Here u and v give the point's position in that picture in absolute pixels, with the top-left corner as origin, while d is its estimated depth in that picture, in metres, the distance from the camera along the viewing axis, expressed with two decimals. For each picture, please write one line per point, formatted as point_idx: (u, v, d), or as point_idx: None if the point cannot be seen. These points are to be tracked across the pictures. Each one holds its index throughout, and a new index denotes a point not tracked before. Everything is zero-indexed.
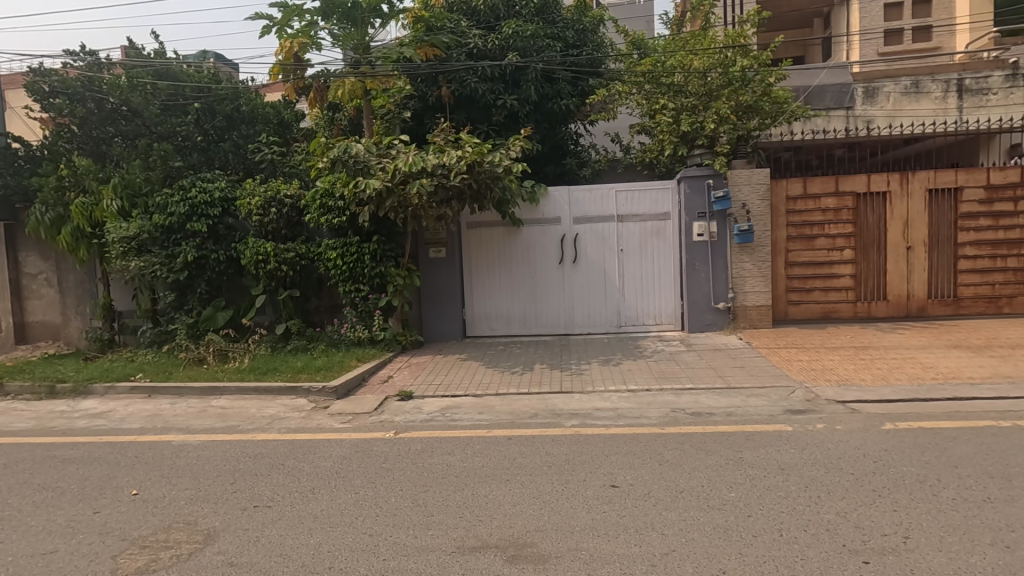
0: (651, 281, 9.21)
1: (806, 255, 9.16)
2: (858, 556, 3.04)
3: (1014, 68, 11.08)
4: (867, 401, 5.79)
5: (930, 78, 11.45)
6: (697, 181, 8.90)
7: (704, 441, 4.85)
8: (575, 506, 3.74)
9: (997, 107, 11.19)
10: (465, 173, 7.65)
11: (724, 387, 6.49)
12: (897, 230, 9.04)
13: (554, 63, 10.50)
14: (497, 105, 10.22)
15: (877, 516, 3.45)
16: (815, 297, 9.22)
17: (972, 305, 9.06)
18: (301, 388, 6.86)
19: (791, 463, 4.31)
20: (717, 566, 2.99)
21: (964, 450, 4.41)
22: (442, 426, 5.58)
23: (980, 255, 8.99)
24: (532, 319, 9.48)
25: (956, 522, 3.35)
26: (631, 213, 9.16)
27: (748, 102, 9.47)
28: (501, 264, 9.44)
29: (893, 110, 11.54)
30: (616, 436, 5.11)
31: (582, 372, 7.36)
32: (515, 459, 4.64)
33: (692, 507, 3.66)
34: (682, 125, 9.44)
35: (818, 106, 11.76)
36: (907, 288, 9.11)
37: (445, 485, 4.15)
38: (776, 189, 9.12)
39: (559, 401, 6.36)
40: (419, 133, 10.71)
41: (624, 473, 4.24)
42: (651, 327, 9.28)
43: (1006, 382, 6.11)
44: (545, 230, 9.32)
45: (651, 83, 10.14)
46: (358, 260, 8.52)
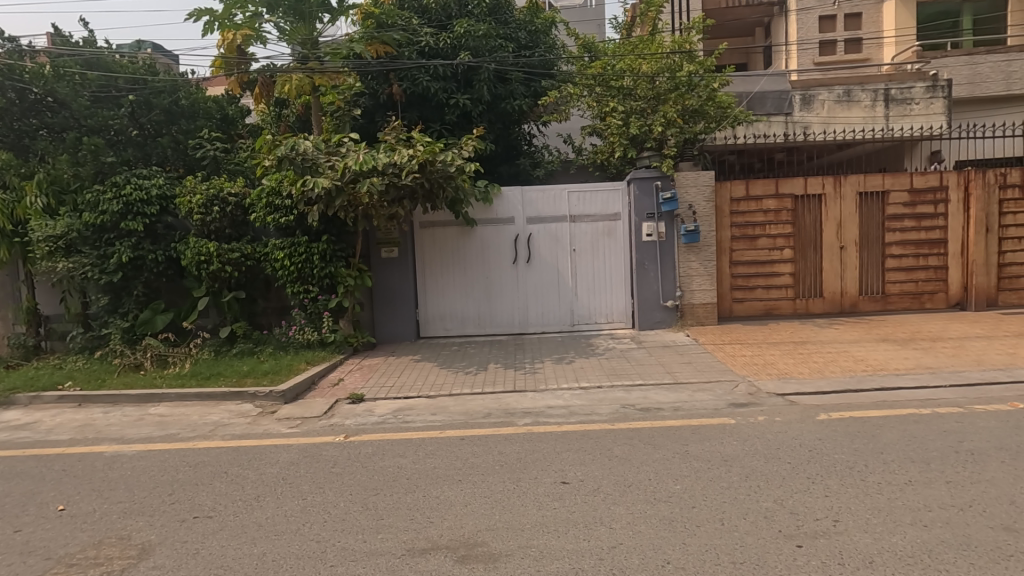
0: (603, 281, 9.39)
1: (748, 255, 9.56)
2: (792, 540, 3.20)
3: (933, 80, 11.91)
4: (804, 394, 6.08)
5: (860, 87, 12.08)
6: (645, 182, 9.14)
7: (652, 436, 4.99)
8: (526, 504, 3.77)
9: (919, 116, 12.01)
10: (416, 172, 7.55)
11: (671, 383, 6.69)
12: (831, 230, 9.55)
13: (507, 64, 10.47)
14: (450, 105, 10.19)
15: (810, 502, 3.64)
16: (758, 295, 9.63)
17: (898, 301, 9.66)
18: (246, 393, 6.62)
19: (733, 454, 4.49)
20: (662, 558, 3.08)
21: (889, 437, 4.71)
22: (394, 429, 5.51)
23: (905, 254, 9.59)
24: (487, 319, 9.49)
25: (881, 504, 3.57)
26: (583, 213, 9.31)
27: (694, 106, 9.73)
28: (455, 264, 9.41)
29: (827, 118, 12.09)
30: (567, 433, 5.18)
31: (536, 371, 7.42)
32: (468, 459, 4.64)
33: (639, 501, 3.76)
34: (631, 128, 9.60)
35: (759, 112, 12.15)
36: (841, 285, 9.63)
37: (396, 488, 4.10)
38: (720, 191, 9.47)
39: (512, 400, 6.39)
40: (370, 130, 10.58)
41: (574, 469, 4.31)
42: (603, 325, 9.45)
43: (927, 373, 6.57)
44: (498, 230, 9.35)
45: (601, 86, 10.30)
46: (306, 260, 8.31)
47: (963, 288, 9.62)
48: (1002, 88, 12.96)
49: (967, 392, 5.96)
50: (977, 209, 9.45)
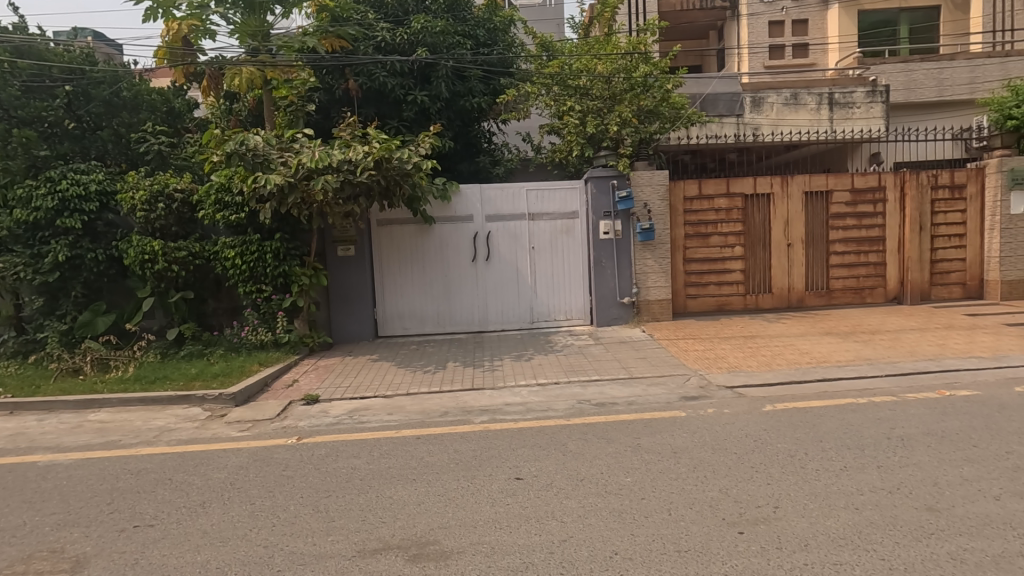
0: (561, 278, 9.50)
1: (701, 252, 9.84)
2: (735, 527, 3.33)
3: (872, 85, 12.54)
4: (752, 386, 6.31)
5: (806, 91, 12.56)
6: (602, 181, 9.28)
7: (606, 430, 5.09)
8: (479, 501, 3.80)
9: (860, 120, 12.60)
10: (372, 169, 7.44)
11: (627, 378, 6.83)
12: (779, 228, 9.92)
13: (465, 61, 10.43)
14: (407, 101, 10.13)
15: (753, 490, 3.79)
16: (710, 291, 9.92)
17: (841, 296, 10.13)
18: (194, 397, 6.40)
19: (683, 446, 4.63)
20: (610, 549, 3.14)
21: (829, 426, 4.94)
22: (349, 429, 5.44)
23: (847, 251, 10.04)
24: (446, 317, 9.46)
25: (818, 490, 3.75)
26: (541, 211, 9.38)
27: (649, 107, 9.78)
28: (413, 263, 9.34)
29: (776, 120, 12.52)
30: (523, 430, 5.22)
31: (495, 369, 7.45)
32: (423, 458, 4.62)
33: (591, 494, 3.83)
34: (588, 127, 9.66)
35: (711, 113, 12.48)
36: (788, 281, 10.02)
37: (349, 489, 4.05)
38: (674, 190, 9.70)
39: (469, 398, 6.39)
40: (325, 126, 10.56)
41: (529, 465, 4.36)
42: (561, 322, 9.55)
43: (865, 364, 6.92)
44: (456, 228, 9.33)
45: (559, 86, 10.23)
46: (258, 259, 8.09)
47: (900, 283, 10.15)
48: (934, 94, 13.71)
49: (900, 381, 6.32)
50: (912, 209, 9.98)
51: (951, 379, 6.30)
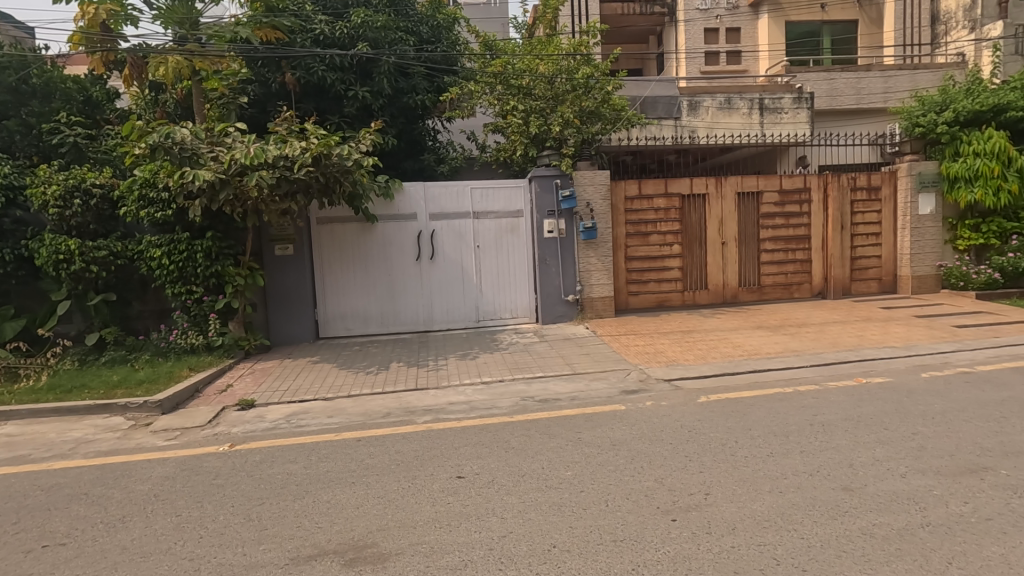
0: (507, 277, 9.53)
1: (641, 251, 10.16)
2: (669, 515, 3.44)
3: (799, 92, 13.26)
4: (688, 379, 6.56)
5: (739, 96, 13.14)
6: (546, 181, 9.39)
7: (549, 426, 5.15)
8: (420, 501, 3.76)
9: (788, 124, 13.30)
10: (310, 165, 7.19)
11: (570, 374, 6.95)
12: (714, 228, 10.35)
13: (408, 58, 10.27)
14: (348, 96, 9.91)
15: (686, 478, 3.94)
16: (651, 288, 10.25)
17: (772, 291, 10.67)
18: (116, 405, 6.02)
19: (622, 439, 4.75)
20: (549, 542, 3.19)
21: (758, 415, 5.20)
22: (286, 434, 5.26)
23: (776, 249, 10.59)
24: (390, 317, 9.32)
25: (746, 476, 3.94)
26: (486, 210, 9.38)
27: (590, 108, 9.92)
28: (356, 262, 9.15)
29: (711, 123, 13.04)
30: (466, 429, 5.21)
31: (439, 368, 7.39)
32: (363, 460, 4.53)
33: (531, 489, 3.87)
34: (531, 127, 9.72)
35: (650, 115, 12.91)
36: (723, 278, 10.47)
37: (284, 495, 3.92)
38: (616, 190, 9.96)
39: (413, 398, 6.32)
40: (260, 120, 10.24)
41: (471, 463, 4.35)
42: (507, 320, 9.59)
43: (792, 355, 7.32)
44: (400, 226, 9.20)
45: (503, 85, 10.20)
46: (187, 259, 7.69)
47: (824, 279, 10.79)
48: (854, 102, 14.65)
49: (822, 371, 6.73)
50: (834, 210, 10.64)
51: (867, 367, 6.77)
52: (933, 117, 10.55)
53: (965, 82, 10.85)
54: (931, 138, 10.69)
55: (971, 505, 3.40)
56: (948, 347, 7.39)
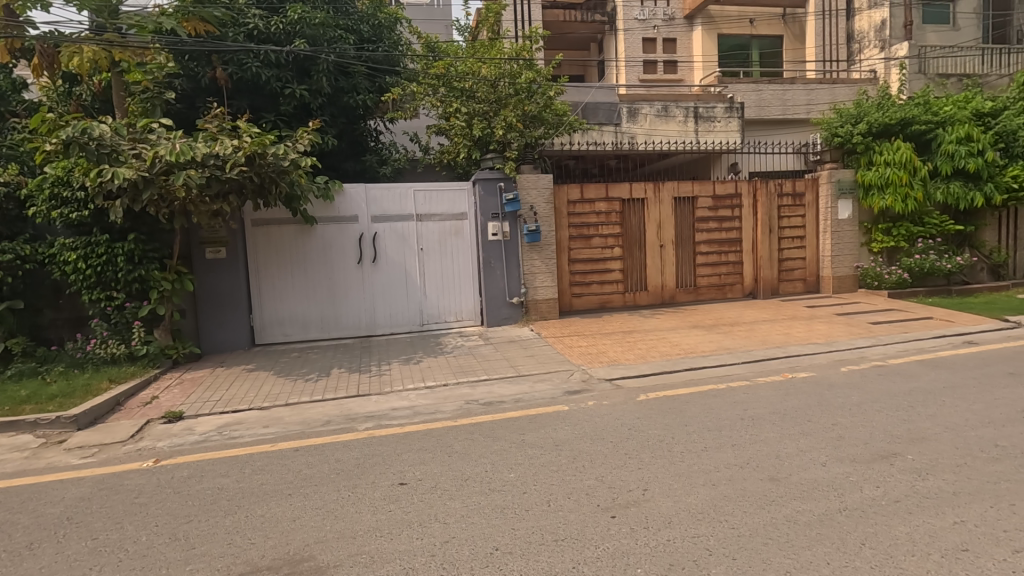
0: (451, 280, 9.47)
1: (584, 253, 10.36)
2: (608, 512, 3.52)
3: (730, 102, 13.91)
4: (629, 378, 6.74)
5: (675, 104, 13.63)
6: (489, 183, 9.42)
7: (492, 429, 5.16)
8: (360, 510, 3.67)
9: (721, 133, 13.92)
10: (243, 165, 6.87)
11: (514, 376, 6.99)
12: (653, 231, 10.70)
13: (348, 56, 9.93)
14: (285, 94, 9.59)
15: (626, 475, 4.04)
16: (593, 290, 10.47)
17: (707, 292, 11.13)
18: (23, 422, 5.53)
19: (565, 439, 4.83)
20: (492, 545, 3.19)
21: (693, 412, 5.41)
22: (217, 447, 5.01)
23: (711, 252, 11.06)
24: (331, 322, 9.06)
25: (682, 470, 4.09)
26: (429, 212, 9.30)
27: (533, 112, 10.01)
28: (294, 265, 8.84)
29: (649, 130, 13.48)
30: (409, 434, 5.14)
31: (382, 373, 7.26)
32: (301, 470, 4.38)
33: (474, 493, 3.86)
34: (474, 130, 9.71)
35: (592, 121, 13.21)
36: (661, 279, 10.83)
37: (214, 511, 3.73)
38: (559, 193, 10.13)
39: (354, 405, 6.17)
40: (188, 116, 9.74)
41: (414, 469, 4.30)
42: (452, 323, 9.54)
43: (726, 353, 7.67)
44: (341, 229, 8.97)
45: (445, 87, 10.17)
46: (107, 263, 7.21)
47: (755, 280, 11.36)
48: (780, 112, 15.52)
49: (753, 367, 7.09)
50: (762, 214, 11.23)
51: (793, 363, 7.19)
52: (850, 128, 11.34)
53: (877, 96, 11.73)
54: (848, 148, 11.48)
55: (882, 489, 3.67)
56: (864, 342, 7.95)
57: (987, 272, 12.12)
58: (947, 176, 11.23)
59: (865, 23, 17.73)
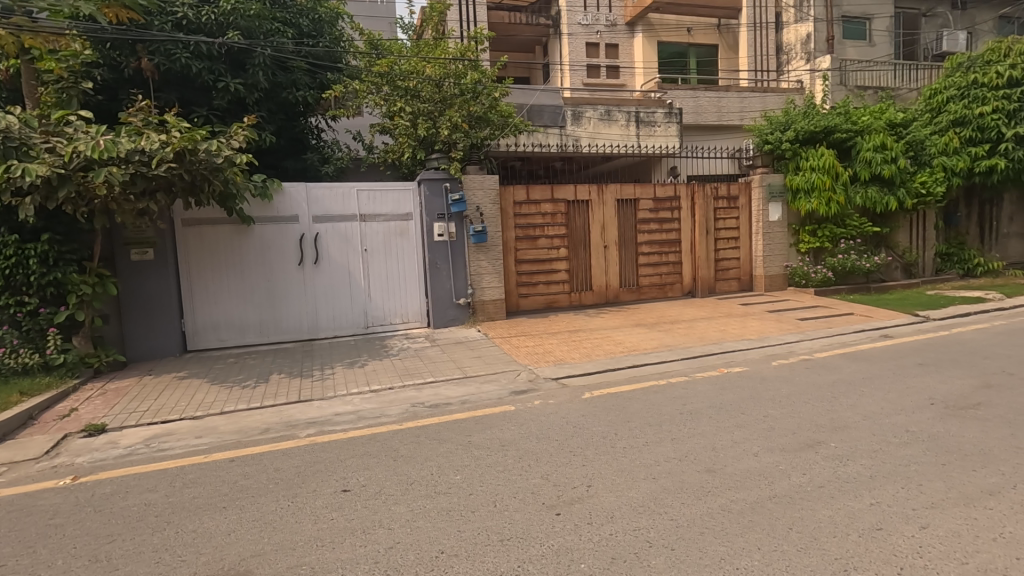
0: (397, 281, 9.32)
1: (530, 254, 10.45)
2: (553, 510, 3.57)
3: (669, 107, 14.41)
4: (574, 377, 6.85)
5: (618, 108, 13.97)
6: (435, 184, 9.34)
7: (439, 431, 5.13)
8: (301, 520, 3.56)
9: (661, 137, 14.39)
10: (171, 162, 6.50)
11: (461, 377, 6.96)
12: (597, 232, 10.93)
13: (286, 51, 9.62)
14: (218, 88, 9.16)
15: (571, 472, 4.11)
16: (540, 290, 10.58)
17: (649, 291, 11.48)
18: None
19: (511, 439, 4.86)
20: (437, 548, 3.17)
21: (636, 408, 5.56)
22: (144, 460, 4.72)
23: (652, 252, 11.40)
24: (270, 326, 8.73)
25: (624, 466, 4.20)
26: (373, 213, 9.12)
27: (478, 113, 9.97)
28: (230, 267, 8.46)
29: (592, 133, 13.78)
30: (353, 439, 5.03)
31: (325, 378, 7.06)
32: (237, 481, 4.20)
33: (420, 497, 3.82)
34: (419, 130, 9.61)
35: (537, 123, 13.40)
36: (606, 279, 11.08)
37: (141, 529, 3.52)
38: (505, 195, 10.19)
39: (295, 411, 5.97)
40: (109, 109, 9.11)
41: (358, 475, 4.20)
42: (398, 325, 9.39)
43: (666, 350, 7.94)
44: (280, 229, 8.66)
45: (389, 86, 9.98)
46: (17, 265, 6.69)
47: (694, 279, 11.81)
48: (716, 119, 16.20)
49: (692, 363, 7.37)
50: (700, 216, 11.68)
51: (728, 358, 7.53)
52: (779, 135, 11.97)
53: (803, 106, 12.44)
54: (778, 154, 12.11)
55: (808, 475, 3.91)
56: (792, 337, 8.42)
57: (900, 270, 13.10)
58: (865, 181, 12.06)
59: (792, 35, 19.21)
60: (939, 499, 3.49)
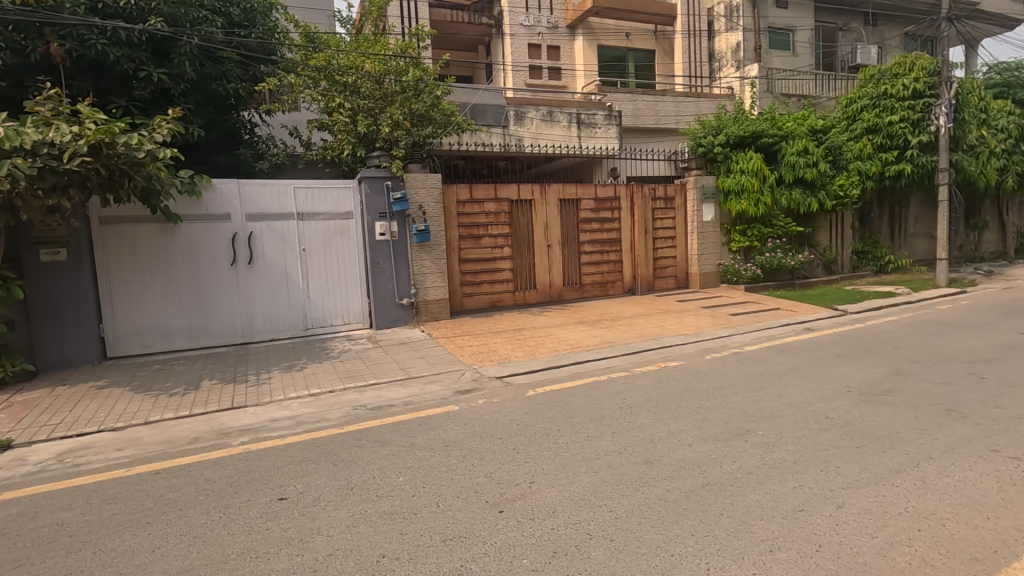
0: (337, 282, 9.07)
1: (474, 253, 10.44)
2: (496, 507, 3.59)
3: (609, 110, 14.76)
4: (518, 375, 6.90)
5: (559, 110, 14.18)
6: (376, 182, 9.16)
7: (381, 433, 5.04)
8: (233, 532, 3.40)
9: (601, 139, 14.73)
10: (86, 155, 6.05)
11: (404, 378, 6.86)
12: (540, 231, 11.05)
13: (215, 41, 9.16)
14: (139, 78, 8.61)
15: (514, 470, 4.15)
16: (484, 289, 10.59)
17: (592, 289, 11.71)
18: None
19: (454, 438, 4.84)
20: (378, 553, 3.11)
21: (578, 404, 5.67)
22: (57, 477, 4.37)
23: (594, 252, 11.65)
24: (200, 329, 8.29)
25: (566, 461, 4.28)
26: (311, 212, 8.84)
27: (420, 111, 9.81)
28: (155, 268, 7.98)
29: (535, 134, 13.94)
30: (290, 445, 4.86)
31: (261, 383, 6.78)
32: (162, 495, 3.97)
33: (361, 501, 3.74)
34: (359, 126, 9.41)
35: (480, 122, 13.38)
36: (549, 278, 11.22)
37: (53, 551, 3.26)
38: (448, 194, 10.14)
39: (228, 418, 5.71)
40: (13, 96, 8.33)
41: (296, 482, 4.07)
42: (339, 327, 9.14)
43: (608, 346, 8.14)
44: (210, 228, 8.25)
45: (327, 80, 9.70)
46: None
47: (634, 278, 12.15)
48: (654, 122, 16.73)
49: (631, 359, 7.60)
50: (639, 217, 12.04)
51: (666, 353, 7.81)
52: (711, 139, 12.54)
53: (733, 111, 13.05)
54: (710, 157, 12.66)
55: (737, 463, 4.12)
56: (724, 332, 8.85)
57: (822, 267, 14.00)
58: (790, 184, 12.80)
59: (723, 44, 20.21)
60: (853, 480, 3.77)
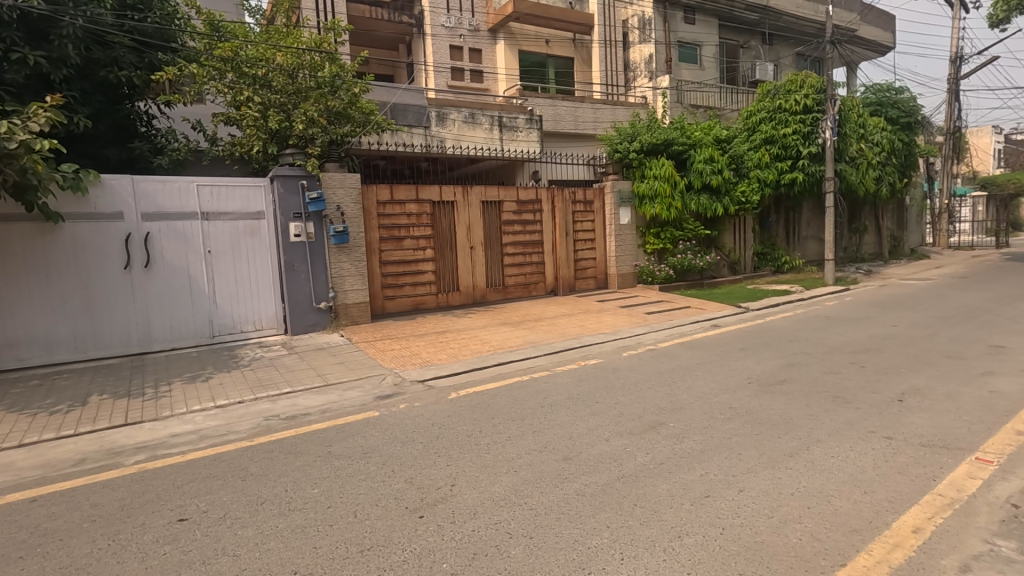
0: (247, 285, 8.57)
1: (395, 255, 10.23)
2: (416, 513, 3.54)
3: (530, 114, 14.90)
4: (441, 378, 6.84)
5: (481, 112, 14.21)
6: (289, 181, 8.72)
7: (295, 444, 4.81)
8: (125, 559, 3.12)
9: (522, 142, 14.82)
10: None
11: (321, 385, 6.59)
12: (463, 233, 11.02)
13: (104, 24, 8.37)
14: (10, 60, 7.69)
15: (435, 473, 4.10)
16: (406, 291, 10.41)
17: (515, 290, 11.83)
18: None
19: (374, 445, 4.71)
20: (290, 569, 2.97)
21: (500, 405, 5.70)
22: None
23: (516, 253, 11.78)
24: (88, 339, 7.54)
25: (487, 462, 4.28)
26: (217, 211, 8.29)
27: (337, 108, 9.41)
28: (32, 273, 7.17)
29: (457, 135, 13.90)
30: (193, 461, 4.52)
31: (161, 395, 6.26)
32: (39, 524, 3.55)
33: (271, 516, 3.55)
34: (270, 122, 8.93)
35: (401, 122, 13.15)
36: (472, 279, 11.21)
37: None
38: (368, 194, 9.88)
39: (121, 436, 5.22)
40: None
41: (199, 501, 3.79)
42: (250, 333, 8.63)
43: (530, 346, 8.26)
44: (100, 228, 7.53)
45: (234, 72, 9.18)
46: None
47: (556, 279, 12.41)
48: (573, 127, 17.17)
49: (553, 358, 7.76)
50: (560, 219, 12.32)
51: (585, 352, 8.04)
52: (627, 146, 13.12)
53: (646, 119, 13.69)
54: (626, 162, 13.22)
55: (651, 455, 4.30)
56: (640, 330, 9.26)
57: (727, 267, 15.01)
58: (698, 190, 13.59)
59: (637, 55, 21.27)
60: (753, 465, 4.05)
